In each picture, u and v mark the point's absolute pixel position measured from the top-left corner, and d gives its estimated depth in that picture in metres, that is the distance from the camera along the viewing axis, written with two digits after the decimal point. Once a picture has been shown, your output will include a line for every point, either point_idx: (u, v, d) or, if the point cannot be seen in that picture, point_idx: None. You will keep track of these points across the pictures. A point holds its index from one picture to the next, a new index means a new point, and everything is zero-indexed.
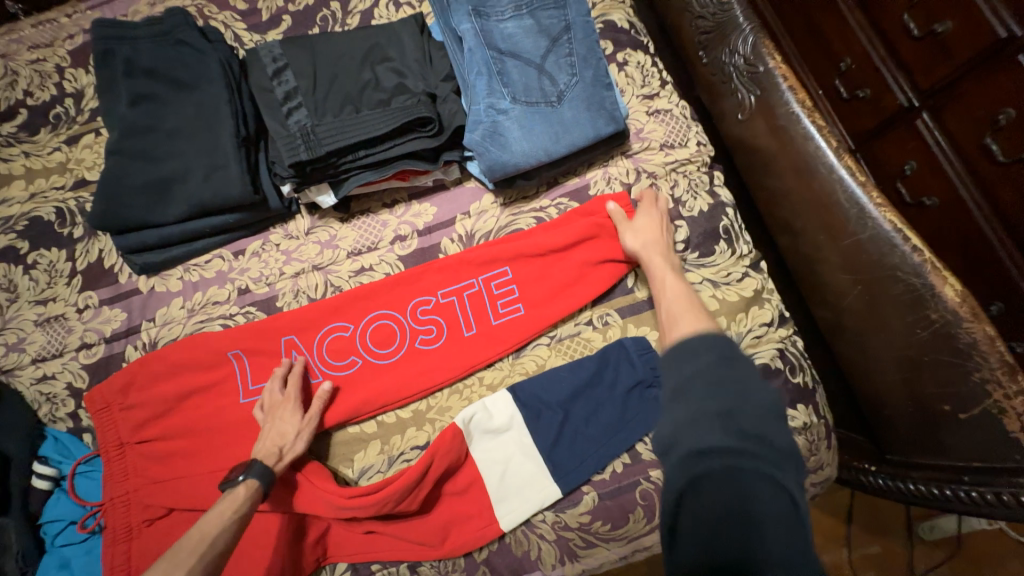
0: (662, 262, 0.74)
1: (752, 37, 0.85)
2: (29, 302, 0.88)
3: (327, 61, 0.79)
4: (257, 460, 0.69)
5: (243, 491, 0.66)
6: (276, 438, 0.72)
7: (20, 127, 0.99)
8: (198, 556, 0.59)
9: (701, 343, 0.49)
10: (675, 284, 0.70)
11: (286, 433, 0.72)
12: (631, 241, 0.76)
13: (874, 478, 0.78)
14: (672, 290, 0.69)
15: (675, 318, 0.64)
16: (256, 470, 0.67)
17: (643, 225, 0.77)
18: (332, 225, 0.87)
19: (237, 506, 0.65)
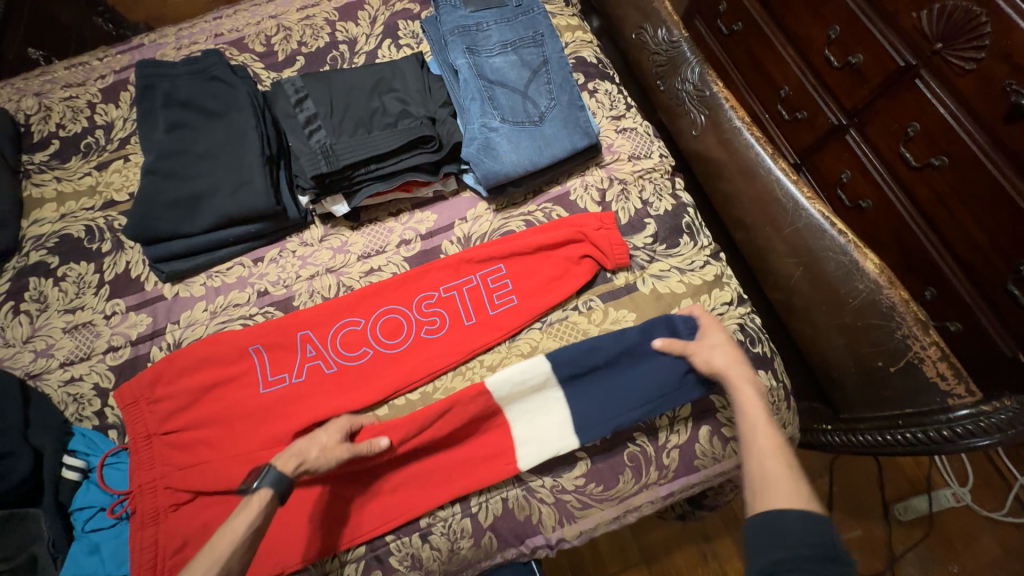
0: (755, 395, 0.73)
1: (699, 68, 1.02)
2: (59, 311, 0.95)
3: (341, 91, 0.92)
4: (271, 467, 0.71)
5: (257, 500, 0.69)
6: (300, 449, 0.74)
7: (52, 156, 1.09)
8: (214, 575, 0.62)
9: (807, 531, 0.58)
10: (771, 430, 0.69)
11: (310, 447, 0.75)
12: (717, 360, 0.77)
13: (830, 436, 0.88)
14: (768, 441, 0.68)
15: (766, 473, 0.65)
16: (269, 479, 0.70)
17: (726, 352, 0.78)
18: (343, 233, 0.97)
19: (251, 518, 0.67)
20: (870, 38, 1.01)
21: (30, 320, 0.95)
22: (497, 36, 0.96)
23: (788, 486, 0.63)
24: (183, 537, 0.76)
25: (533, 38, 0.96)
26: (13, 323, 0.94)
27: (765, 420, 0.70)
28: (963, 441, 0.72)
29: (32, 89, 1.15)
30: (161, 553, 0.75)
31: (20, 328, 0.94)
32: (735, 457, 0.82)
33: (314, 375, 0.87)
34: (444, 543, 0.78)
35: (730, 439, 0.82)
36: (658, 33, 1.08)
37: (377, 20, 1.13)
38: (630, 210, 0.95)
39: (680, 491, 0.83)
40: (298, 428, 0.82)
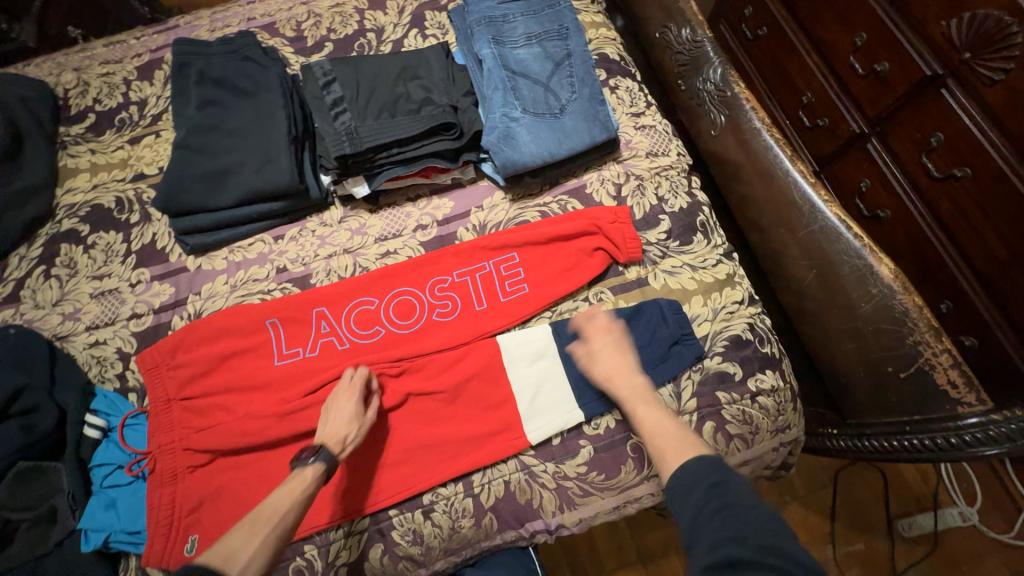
0: (633, 391, 0.79)
1: (721, 68, 1.02)
2: (87, 277, 0.99)
3: (367, 76, 0.95)
4: (326, 446, 0.74)
5: (309, 473, 0.72)
6: (341, 428, 0.77)
7: (88, 129, 1.13)
8: (272, 531, 0.67)
9: (702, 470, 0.63)
10: (650, 411, 0.76)
11: (348, 427, 0.77)
12: (599, 371, 0.82)
13: (836, 440, 0.89)
14: (654, 420, 0.75)
15: (660, 448, 0.70)
16: (323, 457, 0.73)
17: (604, 354, 0.84)
18: (362, 215, 1.00)
19: (306, 488, 0.71)
20: (897, 45, 1.01)
21: (59, 284, 0.99)
22: (523, 28, 0.97)
23: (679, 447, 0.69)
24: (200, 497, 0.80)
25: (558, 32, 0.97)
26: (44, 286, 0.98)
27: (643, 406, 0.77)
28: (970, 449, 0.72)
29: (72, 65, 1.20)
30: (177, 511, 0.79)
31: (50, 292, 0.98)
32: (738, 454, 0.82)
33: (328, 351, 0.89)
34: (445, 520, 0.80)
35: (735, 436, 0.82)
36: (682, 33, 1.09)
37: (405, 10, 1.16)
38: (645, 205, 0.96)
39: None
40: (310, 401, 0.84)
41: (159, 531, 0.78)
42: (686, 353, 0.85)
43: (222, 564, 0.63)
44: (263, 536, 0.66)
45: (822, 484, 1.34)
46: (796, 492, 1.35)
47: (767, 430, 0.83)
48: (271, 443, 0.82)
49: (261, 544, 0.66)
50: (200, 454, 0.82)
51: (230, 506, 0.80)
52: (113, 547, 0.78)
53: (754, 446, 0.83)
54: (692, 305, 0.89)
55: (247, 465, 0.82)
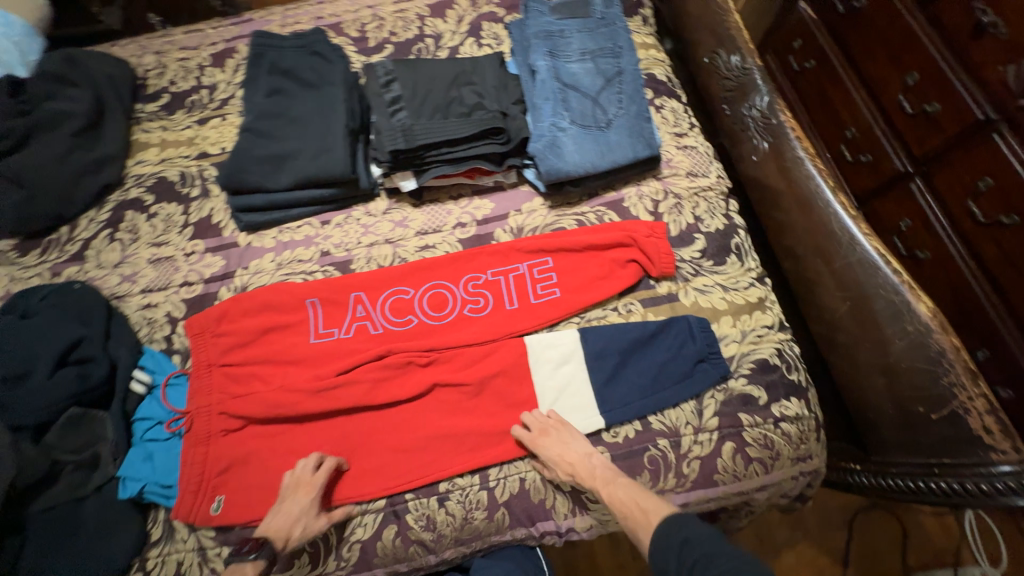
0: (594, 474, 0.77)
1: (768, 96, 1.03)
2: (147, 243, 1.06)
3: (425, 78, 1.00)
4: (266, 541, 0.74)
5: (249, 568, 0.74)
6: (286, 524, 0.75)
7: (161, 108, 1.22)
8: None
9: (673, 529, 0.69)
10: (614, 489, 0.75)
11: (291, 524, 0.75)
12: (558, 473, 0.78)
13: (859, 477, 0.87)
14: (620, 498, 0.74)
15: (633, 525, 0.72)
16: (264, 553, 0.74)
17: (554, 453, 0.78)
18: (405, 209, 1.04)
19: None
20: (951, 87, 1.01)
21: (122, 247, 1.06)
22: (578, 43, 1.00)
23: (647, 517, 0.72)
24: (230, 460, 0.84)
25: (611, 49, 1.00)
26: (108, 249, 1.06)
27: (606, 487, 0.75)
28: (1001, 498, 0.70)
29: (153, 48, 1.29)
30: (208, 471, 0.83)
31: (113, 254, 1.05)
32: (756, 479, 0.82)
33: (361, 334, 0.93)
34: (458, 510, 0.81)
35: (754, 460, 0.81)
36: (731, 59, 1.10)
37: (463, 20, 1.21)
38: (681, 223, 0.97)
39: (696, 503, 0.82)
40: (340, 376, 0.87)
41: (189, 488, 0.82)
42: (711, 371, 0.85)
43: None
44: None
45: (836, 527, 1.32)
46: (806, 528, 1.33)
47: (787, 458, 0.82)
48: (300, 415, 0.86)
49: None
50: (234, 420, 0.86)
51: (258, 472, 0.83)
52: (147, 497, 0.83)
53: (774, 472, 0.82)
54: (721, 325, 0.89)
55: (276, 435, 0.86)
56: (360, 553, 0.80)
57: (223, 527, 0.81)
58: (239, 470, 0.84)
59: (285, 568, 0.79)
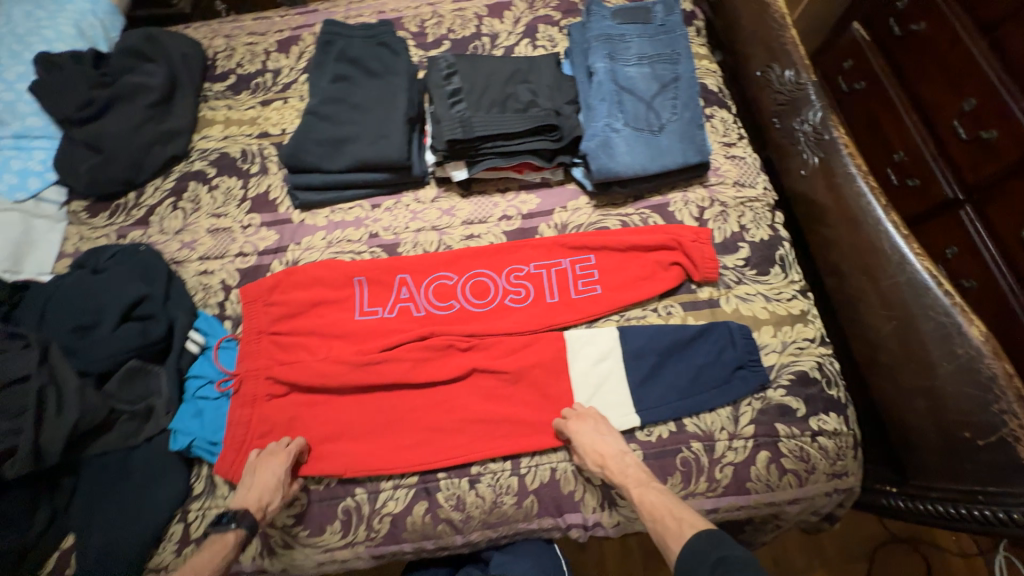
0: (627, 473, 0.77)
1: (822, 111, 1.03)
2: (207, 213, 1.11)
3: (484, 74, 1.03)
4: (245, 512, 0.76)
5: (230, 539, 0.75)
6: (263, 494, 0.78)
7: (228, 88, 1.28)
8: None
9: (706, 544, 0.66)
10: (646, 491, 0.74)
11: (267, 493, 0.78)
12: (590, 464, 0.78)
13: (895, 500, 0.87)
14: (651, 501, 0.73)
15: (662, 531, 0.71)
16: (245, 524, 0.75)
17: (588, 442, 0.79)
18: (453, 198, 1.07)
19: (226, 553, 0.74)
20: (1011, 115, 1.00)
21: (184, 215, 1.11)
22: (637, 47, 1.01)
23: (678, 527, 0.70)
24: (272, 424, 0.87)
25: (670, 55, 1.01)
26: (171, 216, 1.11)
27: (638, 487, 0.75)
28: None
29: (223, 31, 1.36)
30: (251, 433, 0.87)
31: (175, 221, 1.10)
32: (789, 490, 0.81)
33: (404, 315, 0.96)
34: (489, 493, 0.83)
35: (789, 471, 0.81)
36: (785, 74, 1.10)
37: (520, 21, 1.25)
38: (726, 231, 0.98)
39: (726, 510, 0.82)
40: (383, 352, 0.90)
41: (231, 448, 0.85)
42: (750, 378, 0.85)
43: None
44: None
45: (858, 558, 1.32)
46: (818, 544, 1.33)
47: (823, 472, 0.81)
48: (342, 388, 0.89)
49: None
50: (279, 387, 0.90)
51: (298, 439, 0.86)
52: (193, 453, 0.86)
53: (808, 486, 0.82)
54: (761, 334, 0.89)
55: (318, 405, 0.89)
56: (390, 526, 0.82)
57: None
58: (279, 434, 0.87)
59: (319, 531, 0.83)
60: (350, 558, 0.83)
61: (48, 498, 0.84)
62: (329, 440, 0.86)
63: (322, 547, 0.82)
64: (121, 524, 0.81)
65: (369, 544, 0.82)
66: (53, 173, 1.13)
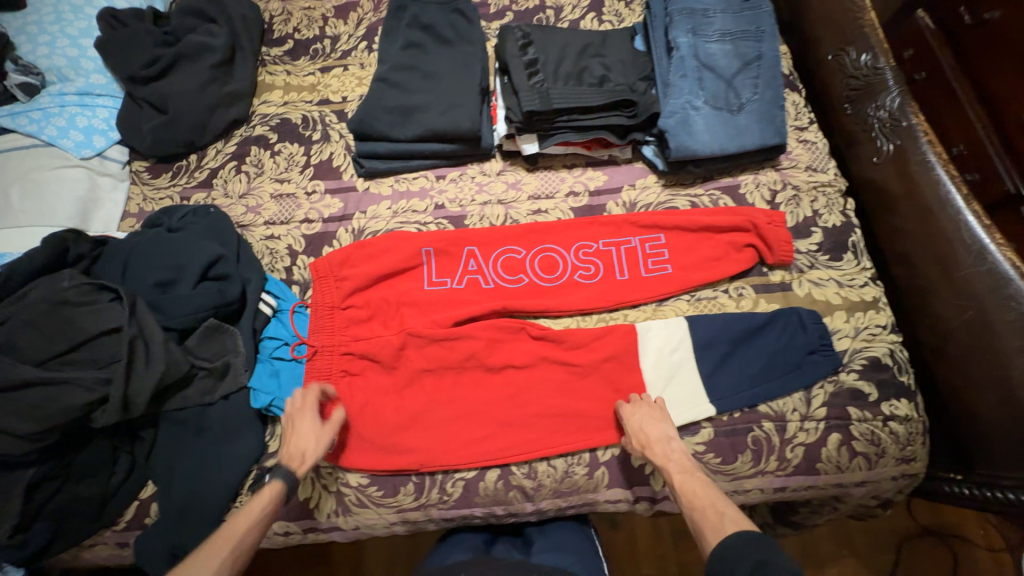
0: (671, 459, 0.76)
1: (900, 97, 1.01)
2: (271, 178, 1.11)
3: (557, 46, 1.01)
4: (281, 464, 0.77)
5: (268, 491, 0.74)
6: (296, 444, 0.78)
7: (285, 53, 1.25)
8: (229, 553, 0.68)
9: (746, 546, 0.63)
10: (688, 480, 0.73)
11: (302, 442, 0.78)
12: (635, 448, 0.79)
13: (958, 486, 0.88)
14: (693, 490, 0.72)
15: (700, 521, 0.69)
16: (279, 472, 0.75)
17: (637, 423, 0.80)
18: (519, 172, 1.06)
19: (264, 504, 0.73)
20: None
21: (247, 179, 1.11)
22: (719, 23, 0.98)
23: (719, 521, 0.68)
24: (349, 405, 0.89)
25: (754, 32, 0.98)
26: (235, 179, 1.11)
27: (681, 474, 0.74)
28: None
29: None
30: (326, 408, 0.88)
31: (239, 184, 1.10)
32: (858, 473, 0.82)
33: (472, 287, 0.96)
34: (561, 464, 0.84)
35: (859, 454, 0.82)
36: (861, 58, 1.08)
37: None
38: (799, 215, 0.97)
39: (794, 488, 0.83)
40: (458, 320, 0.92)
41: None
42: (823, 363, 0.85)
43: None
44: (221, 558, 0.67)
45: (886, 547, 1.33)
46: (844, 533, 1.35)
47: (892, 457, 0.82)
48: (416, 357, 0.90)
49: (221, 563, 0.67)
50: (354, 361, 0.91)
51: (374, 415, 0.88)
52: (270, 412, 0.88)
53: (876, 469, 0.83)
54: (834, 319, 0.89)
55: (392, 374, 0.90)
56: (463, 490, 0.84)
57: (339, 465, 0.85)
58: (358, 414, 0.88)
59: (392, 493, 0.84)
60: (421, 520, 0.85)
61: (129, 449, 0.86)
62: (403, 418, 0.87)
63: (396, 507, 0.84)
64: (202, 476, 0.83)
65: (441, 507, 0.84)
66: (116, 131, 1.12)
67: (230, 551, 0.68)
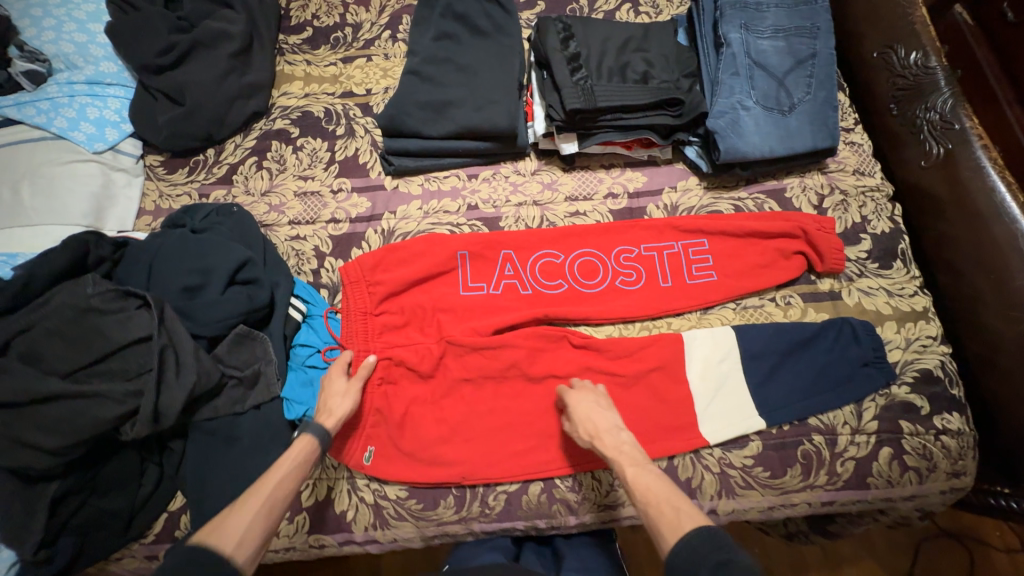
0: (621, 450, 0.71)
1: (952, 99, 0.98)
2: (294, 175, 1.05)
3: (597, 39, 0.97)
4: (311, 419, 0.76)
5: (299, 445, 0.72)
6: (328, 399, 0.79)
7: (304, 41, 1.19)
8: (263, 505, 0.64)
9: (705, 546, 0.56)
10: (640, 471, 0.67)
11: (332, 398, 0.79)
12: (583, 438, 0.75)
13: (1007, 500, 0.88)
14: (646, 483, 0.66)
15: (656, 517, 0.62)
16: (309, 425, 0.75)
17: (584, 411, 0.77)
18: (555, 171, 1.02)
19: (296, 456, 0.71)
20: None
21: (269, 176, 1.06)
22: (772, 19, 0.94)
23: (677, 517, 0.61)
24: (386, 415, 0.85)
25: (808, 29, 0.95)
26: (256, 176, 1.06)
27: (632, 466, 0.68)
28: None
29: None
30: (363, 418, 0.85)
31: (261, 182, 1.05)
32: (908, 488, 0.81)
33: (510, 292, 0.93)
34: (605, 477, 0.83)
35: (911, 468, 0.80)
36: (910, 56, 1.03)
37: None
38: (847, 221, 0.95)
39: (842, 503, 0.82)
40: (499, 330, 0.88)
41: (344, 432, 0.83)
42: (875, 376, 0.83)
43: (217, 543, 0.59)
44: (253, 512, 0.63)
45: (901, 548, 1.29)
46: (872, 546, 1.25)
47: (943, 471, 0.81)
48: (458, 367, 0.87)
49: (253, 520, 0.63)
50: (390, 370, 0.87)
51: (411, 426, 0.85)
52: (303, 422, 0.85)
53: (926, 483, 0.81)
54: (885, 330, 0.87)
55: (432, 383, 0.87)
56: (505, 503, 0.82)
57: (377, 477, 0.83)
58: (397, 424, 0.85)
59: (433, 506, 0.82)
60: (461, 533, 0.83)
61: (158, 461, 0.83)
62: (442, 429, 0.85)
63: (436, 520, 0.82)
64: (234, 489, 0.79)
65: (482, 520, 0.82)
66: (129, 124, 1.06)
67: (262, 505, 0.65)
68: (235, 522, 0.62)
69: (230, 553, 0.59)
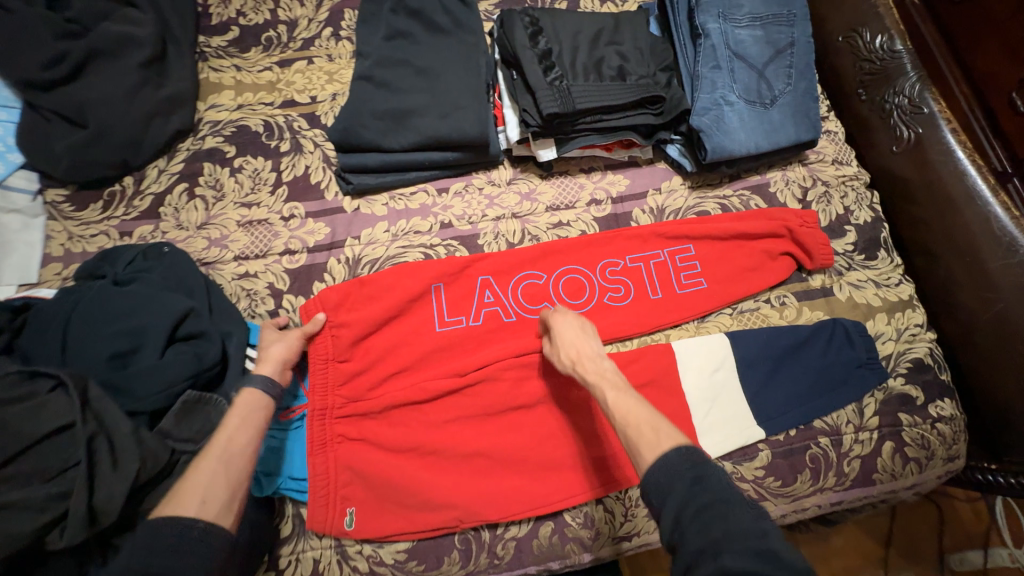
0: (604, 376, 0.67)
1: (919, 83, 0.98)
2: (235, 202, 0.91)
3: (568, 32, 0.89)
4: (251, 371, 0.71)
5: (246, 394, 0.67)
6: (267, 351, 0.74)
7: (231, 43, 1.03)
8: (224, 467, 0.59)
9: (680, 460, 0.53)
10: (622, 396, 0.63)
11: (274, 350, 0.74)
12: (562, 362, 0.72)
13: (994, 476, 0.90)
14: (626, 406, 0.61)
15: (636, 439, 0.57)
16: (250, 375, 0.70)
17: (568, 336, 0.73)
18: (532, 180, 0.95)
19: (247, 406, 0.66)
20: None
21: (204, 206, 0.91)
22: (747, 7, 0.91)
23: (656, 437, 0.56)
24: (372, 471, 0.76)
25: (785, 16, 0.92)
26: (188, 206, 0.91)
27: (614, 390, 0.64)
28: None
29: None
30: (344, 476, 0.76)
31: (194, 213, 0.90)
32: (910, 478, 0.81)
33: (493, 322, 0.84)
34: (618, 506, 0.78)
35: (911, 460, 0.81)
36: (876, 39, 1.02)
37: None
38: (831, 213, 0.94)
39: (850, 501, 0.81)
40: (490, 362, 0.80)
41: (323, 496, 0.74)
42: (869, 376, 0.83)
43: (179, 506, 0.55)
44: (214, 476, 0.58)
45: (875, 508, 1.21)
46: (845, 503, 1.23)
47: (940, 456, 0.82)
48: (448, 405, 0.79)
49: (216, 482, 0.58)
50: (373, 421, 0.79)
51: (397, 486, 0.75)
52: (280, 492, 0.75)
53: (925, 471, 0.82)
54: (876, 323, 0.87)
55: (422, 429, 0.78)
56: (515, 551, 0.76)
57: (371, 539, 0.74)
58: (385, 478, 0.76)
59: (437, 565, 0.74)
60: None
61: None
62: (431, 484, 0.76)
63: None
64: None
65: (491, 572, 0.75)
66: (18, 153, 0.88)
67: (224, 465, 0.59)
68: (196, 485, 0.57)
69: (195, 513, 0.54)
